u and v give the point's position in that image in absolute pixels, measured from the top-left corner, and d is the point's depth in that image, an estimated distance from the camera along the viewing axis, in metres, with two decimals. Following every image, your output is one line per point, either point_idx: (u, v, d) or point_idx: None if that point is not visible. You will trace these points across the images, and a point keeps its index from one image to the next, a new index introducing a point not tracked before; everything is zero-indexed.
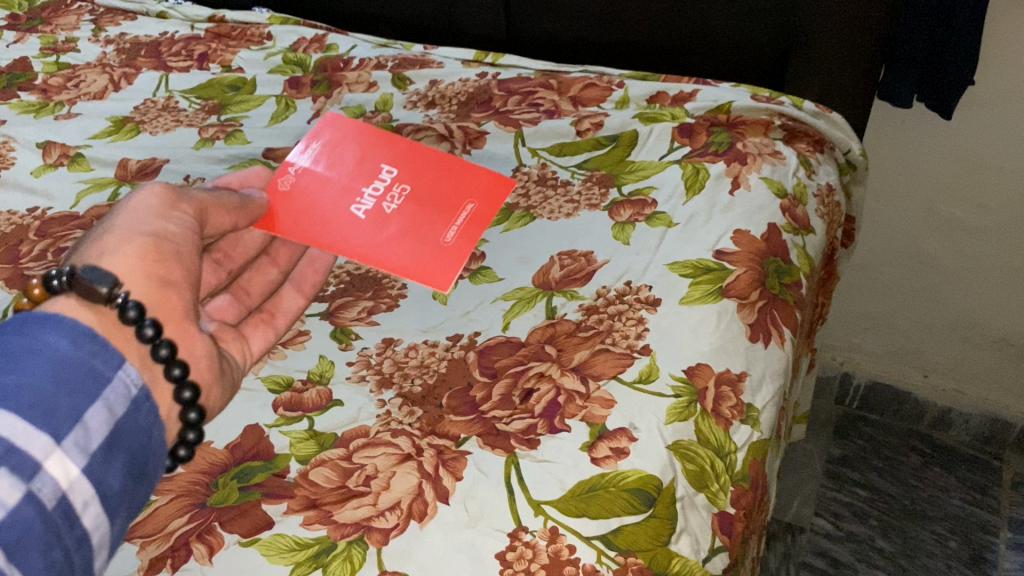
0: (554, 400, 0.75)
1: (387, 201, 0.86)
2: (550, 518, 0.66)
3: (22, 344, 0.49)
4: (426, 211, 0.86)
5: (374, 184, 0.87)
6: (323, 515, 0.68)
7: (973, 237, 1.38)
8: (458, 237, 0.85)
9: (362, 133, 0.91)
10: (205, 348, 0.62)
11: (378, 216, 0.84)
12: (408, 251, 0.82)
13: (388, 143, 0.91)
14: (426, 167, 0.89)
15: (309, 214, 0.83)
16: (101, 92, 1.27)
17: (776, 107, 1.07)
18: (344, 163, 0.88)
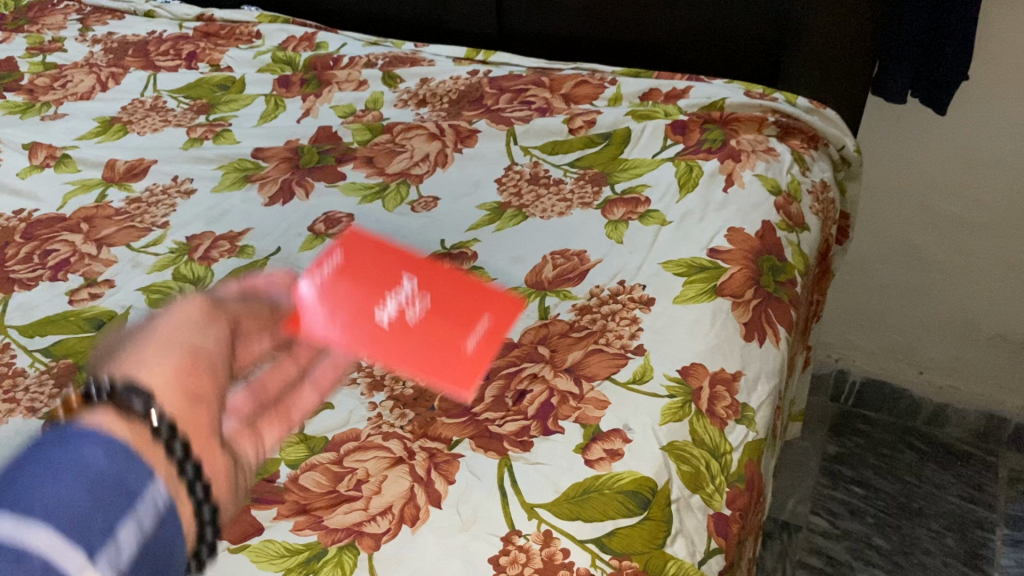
0: (548, 401, 0.75)
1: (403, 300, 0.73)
2: (544, 522, 0.65)
3: (48, 452, 0.36)
4: (444, 315, 0.72)
5: (395, 294, 0.72)
6: (314, 520, 0.67)
7: (968, 233, 1.37)
8: (481, 347, 0.71)
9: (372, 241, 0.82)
10: (233, 483, 0.46)
11: (396, 332, 0.69)
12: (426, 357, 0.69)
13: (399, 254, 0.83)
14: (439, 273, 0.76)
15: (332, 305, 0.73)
16: (88, 93, 1.26)
17: (770, 104, 1.06)
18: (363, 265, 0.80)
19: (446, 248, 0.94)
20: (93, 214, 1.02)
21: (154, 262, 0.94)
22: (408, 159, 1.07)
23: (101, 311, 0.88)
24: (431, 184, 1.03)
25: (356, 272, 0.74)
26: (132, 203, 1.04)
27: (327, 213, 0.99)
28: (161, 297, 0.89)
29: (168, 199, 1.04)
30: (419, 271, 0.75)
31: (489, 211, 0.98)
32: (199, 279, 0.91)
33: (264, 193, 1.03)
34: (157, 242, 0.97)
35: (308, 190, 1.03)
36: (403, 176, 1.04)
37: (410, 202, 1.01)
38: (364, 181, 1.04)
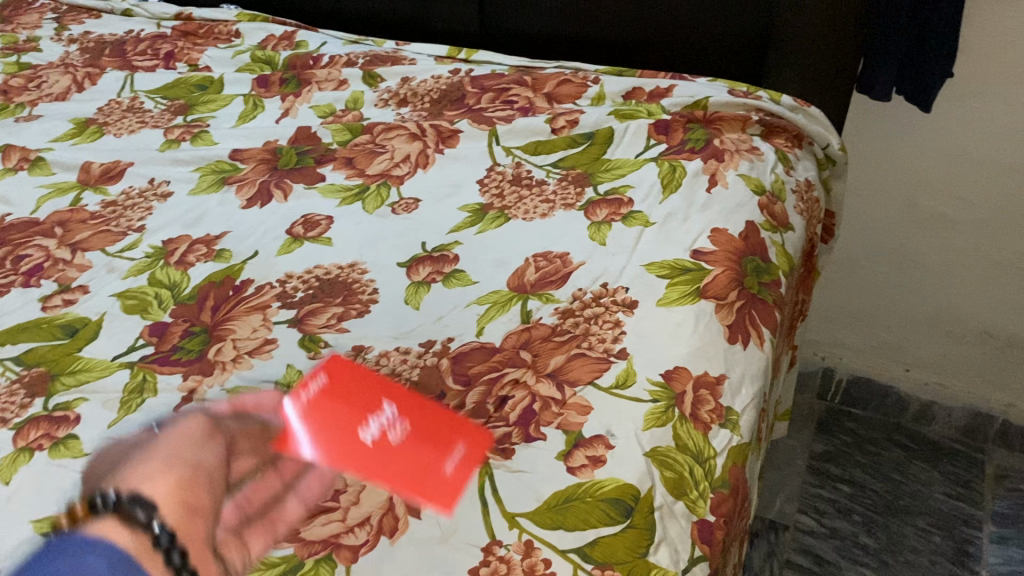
0: (529, 408, 0.73)
1: (389, 434, 0.73)
2: (525, 532, 0.64)
3: (69, 559, 0.52)
4: (425, 445, 0.72)
5: (378, 416, 0.75)
6: (291, 532, 0.66)
7: (954, 231, 1.37)
8: (460, 470, 0.68)
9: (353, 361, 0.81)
10: None
11: (374, 453, 0.71)
12: (406, 474, 0.69)
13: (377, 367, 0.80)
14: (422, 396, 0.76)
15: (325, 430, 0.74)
16: (63, 93, 1.24)
17: (753, 102, 1.05)
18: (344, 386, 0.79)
19: (427, 250, 0.92)
20: (67, 217, 1.01)
21: (130, 267, 0.93)
22: (389, 160, 1.05)
23: (75, 318, 0.87)
24: (412, 186, 1.02)
25: (344, 393, 0.77)
26: (108, 205, 1.02)
27: (306, 215, 0.98)
28: (137, 302, 0.88)
29: (144, 202, 1.02)
30: (397, 393, 0.77)
31: (471, 213, 0.97)
32: (176, 284, 0.90)
33: (242, 195, 1.02)
34: (133, 246, 0.96)
35: (286, 192, 1.02)
36: (384, 177, 1.03)
37: (391, 203, 0.99)
38: (344, 183, 1.03)
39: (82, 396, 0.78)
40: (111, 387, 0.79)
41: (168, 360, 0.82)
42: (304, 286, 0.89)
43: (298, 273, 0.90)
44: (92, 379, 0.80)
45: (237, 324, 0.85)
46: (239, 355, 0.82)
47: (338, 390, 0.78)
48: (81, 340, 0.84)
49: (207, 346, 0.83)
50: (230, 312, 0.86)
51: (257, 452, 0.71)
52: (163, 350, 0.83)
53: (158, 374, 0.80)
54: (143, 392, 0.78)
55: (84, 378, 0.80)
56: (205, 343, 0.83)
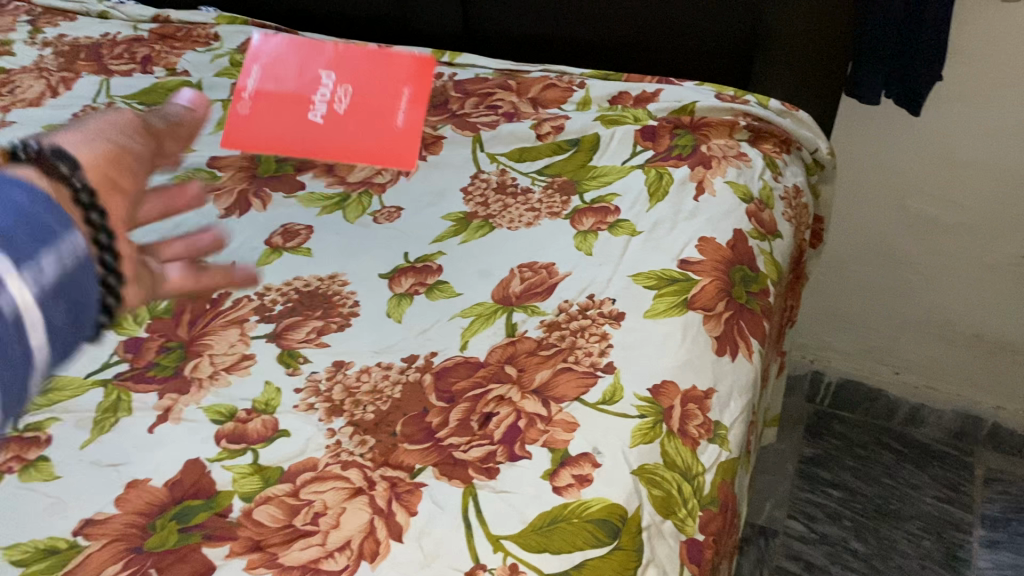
0: (515, 425, 0.72)
1: (336, 103, 1.06)
2: (510, 555, 0.62)
3: None
4: (370, 100, 1.06)
5: (321, 87, 1.07)
6: (268, 558, 0.64)
7: (944, 234, 1.36)
8: (410, 118, 1.06)
9: (296, 46, 1.10)
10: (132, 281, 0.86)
11: (329, 124, 1.06)
12: (371, 139, 1.04)
13: (315, 51, 1.10)
14: (357, 65, 1.08)
15: (276, 125, 1.06)
16: (37, 99, 1.22)
17: (741, 107, 1.03)
18: (287, 74, 1.08)
19: (410, 261, 0.90)
20: None
21: None
22: (370, 168, 1.04)
23: None
24: (395, 194, 1.00)
25: (279, 70, 1.09)
26: None
27: (284, 226, 0.97)
28: None
29: None
30: (333, 62, 1.08)
31: (455, 222, 0.95)
32: None
33: (220, 204, 1.01)
34: None
35: (265, 201, 1.01)
36: (365, 186, 1.02)
37: (372, 212, 0.98)
38: (324, 191, 1.02)
39: (54, 417, 0.77)
40: (84, 406, 0.78)
41: (143, 378, 0.80)
42: (282, 299, 0.87)
43: (277, 285, 0.89)
44: (64, 397, 0.79)
45: (214, 339, 0.83)
46: (217, 371, 0.80)
47: (269, 74, 1.09)
48: None
49: (183, 361, 0.82)
50: (207, 326, 0.85)
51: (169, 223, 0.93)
52: (138, 366, 0.82)
53: (133, 393, 0.79)
54: (117, 412, 0.77)
55: (57, 397, 0.79)
56: (181, 359, 0.82)
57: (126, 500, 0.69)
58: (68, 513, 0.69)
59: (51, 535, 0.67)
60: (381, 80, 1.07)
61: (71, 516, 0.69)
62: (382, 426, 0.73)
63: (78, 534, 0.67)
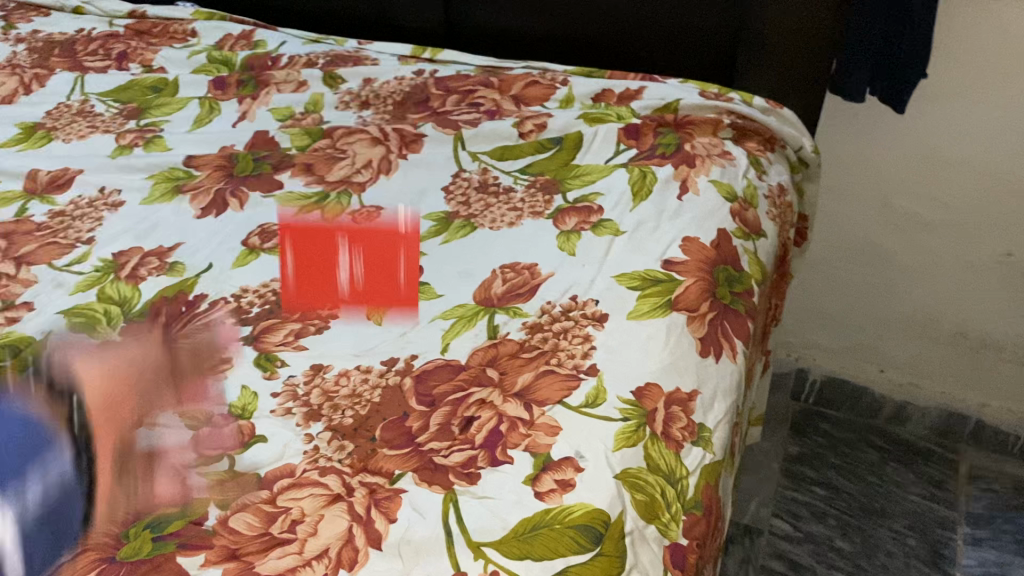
0: (496, 429, 0.70)
1: (352, 272, 0.88)
2: (491, 562, 0.61)
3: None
4: (377, 273, 0.87)
5: (343, 265, 0.89)
6: (244, 566, 0.62)
7: (929, 232, 1.36)
8: (408, 280, 0.87)
9: (320, 230, 0.94)
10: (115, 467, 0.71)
11: (335, 290, 0.86)
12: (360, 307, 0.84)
13: (348, 238, 0.93)
14: (380, 242, 0.92)
15: (310, 258, 0.90)
16: (10, 96, 1.20)
17: (725, 105, 1.02)
18: (303, 265, 0.90)
19: (390, 261, 0.89)
20: (12, 229, 0.98)
21: (78, 282, 0.91)
22: (350, 167, 1.02)
23: (18, 337, 0.84)
24: (375, 194, 0.98)
25: (305, 256, 0.91)
26: (55, 216, 1.00)
27: (262, 225, 0.95)
28: (84, 320, 0.86)
29: (95, 212, 1.00)
30: (357, 242, 0.92)
31: (436, 222, 0.93)
32: (125, 300, 0.88)
33: (196, 203, 0.99)
34: (82, 259, 0.94)
35: (243, 200, 0.99)
36: (345, 184, 1.00)
37: (352, 212, 0.96)
38: (303, 190, 1.00)
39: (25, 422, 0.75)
40: (56, 411, 0.76)
41: (117, 382, 0.79)
42: (260, 301, 0.86)
43: (254, 287, 0.87)
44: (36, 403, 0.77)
45: (189, 343, 0.82)
46: (193, 376, 0.79)
47: (298, 242, 0.93)
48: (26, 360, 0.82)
49: (158, 366, 0.80)
50: (183, 329, 0.83)
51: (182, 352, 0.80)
52: (112, 371, 0.80)
53: (107, 398, 0.77)
54: (90, 417, 0.75)
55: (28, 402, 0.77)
56: (156, 363, 0.80)
57: (98, 508, 0.68)
58: (38, 522, 0.67)
59: (20, 545, 0.66)
60: (394, 263, 0.89)
61: (42, 525, 0.67)
62: (363, 432, 0.72)
63: (49, 544, 0.65)
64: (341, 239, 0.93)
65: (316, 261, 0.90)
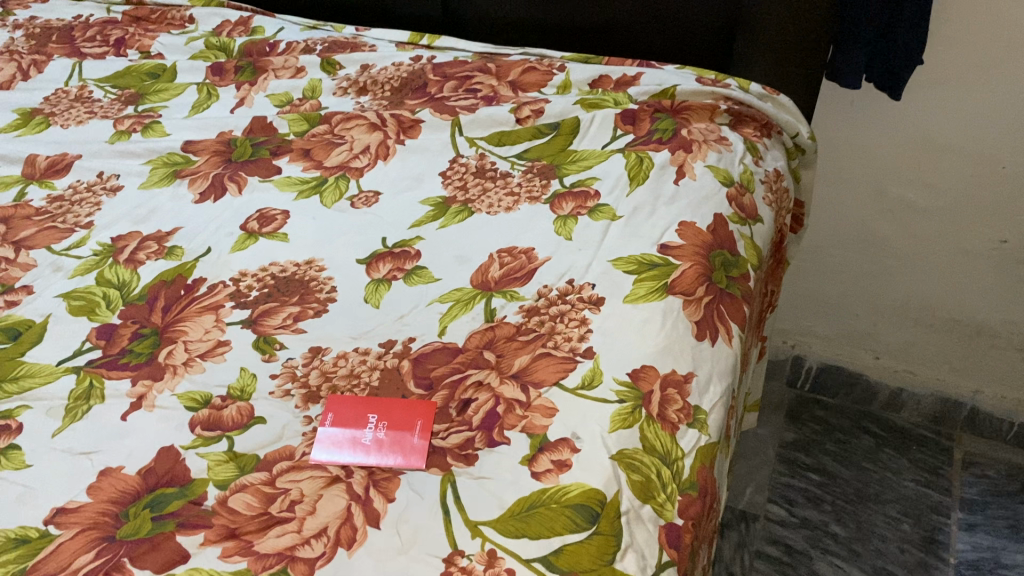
0: (493, 411, 0.71)
1: (370, 435, 0.70)
2: (488, 541, 0.61)
3: None
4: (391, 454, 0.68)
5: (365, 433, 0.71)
6: (243, 545, 0.63)
7: (924, 219, 1.36)
8: (421, 451, 0.69)
9: (354, 397, 0.74)
10: None
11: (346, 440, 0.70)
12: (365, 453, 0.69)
13: (391, 406, 0.73)
14: (406, 432, 0.70)
15: (346, 406, 0.73)
16: (8, 82, 1.21)
17: (722, 90, 1.03)
18: (325, 437, 0.71)
19: (388, 246, 0.89)
20: (11, 213, 0.99)
21: (77, 266, 0.91)
22: (348, 152, 1.03)
23: (18, 321, 0.85)
24: (373, 178, 0.99)
25: (337, 418, 0.72)
26: (54, 200, 1.00)
27: (261, 210, 0.96)
28: (83, 304, 0.86)
29: (92, 196, 1.00)
30: (391, 411, 0.72)
31: (433, 207, 0.94)
32: (124, 284, 0.88)
33: (195, 188, 1.00)
34: (81, 243, 0.94)
35: (241, 185, 0.99)
36: (343, 169, 1.00)
37: (350, 196, 0.97)
38: (300, 175, 1.00)
39: (25, 404, 0.76)
40: (56, 393, 0.76)
41: (116, 364, 0.79)
42: (258, 284, 0.86)
43: (253, 270, 0.88)
44: (35, 385, 0.78)
45: (188, 326, 0.82)
46: (192, 358, 0.79)
47: (335, 399, 0.74)
48: (25, 343, 0.82)
49: (157, 348, 0.81)
50: (182, 312, 0.84)
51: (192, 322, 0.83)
52: (111, 353, 0.80)
53: (106, 379, 0.78)
54: (89, 399, 0.76)
55: (28, 384, 0.78)
56: (155, 345, 0.81)
57: (98, 488, 0.68)
58: (39, 502, 0.68)
59: (21, 524, 0.66)
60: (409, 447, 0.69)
61: (42, 504, 0.68)
62: (362, 416, 0.72)
63: (49, 523, 0.66)
64: (376, 411, 0.73)
65: (343, 417, 0.72)
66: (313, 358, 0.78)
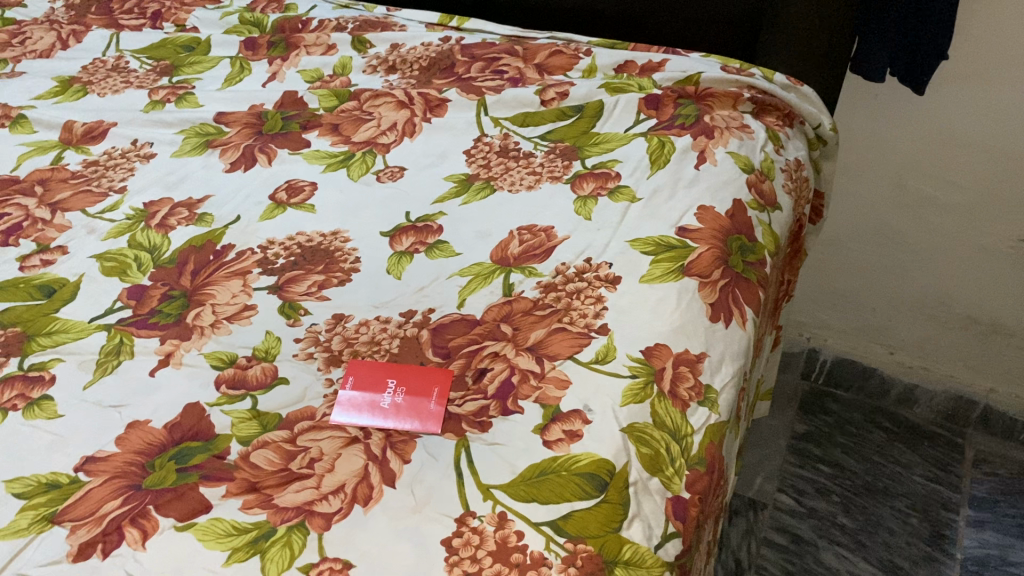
0: (508, 380, 0.73)
1: (388, 399, 0.72)
2: (499, 504, 0.63)
3: None
4: (407, 418, 0.71)
5: (384, 397, 0.73)
6: (263, 499, 0.65)
7: (944, 215, 1.37)
8: (437, 416, 0.71)
9: (377, 364, 0.76)
10: None
11: (364, 404, 0.72)
12: (382, 416, 0.71)
13: (411, 373, 0.75)
14: (424, 397, 0.72)
15: (368, 372, 0.75)
16: (47, 51, 1.24)
17: (746, 79, 1.04)
18: (345, 400, 0.73)
19: (411, 220, 0.92)
20: (49, 176, 1.02)
21: (110, 229, 0.94)
22: (375, 128, 1.05)
23: (53, 278, 0.88)
24: (398, 155, 1.01)
25: (359, 382, 0.74)
26: (89, 165, 1.04)
27: (289, 181, 0.98)
28: (116, 265, 0.89)
29: (126, 162, 1.03)
30: (410, 377, 0.74)
31: (456, 183, 0.96)
32: (155, 247, 0.91)
33: (225, 158, 1.03)
34: (115, 207, 0.97)
35: (271, 156, 1.02)
36: (370, 145, 1.03)
37: (375, 171, 0.99)
38: (328, 149, 1.03)
39: (58, 357, 0.79)
40: (87, 348, 0.79)
41: (146, 324, 0.82)
42: (285, 252, 0.89)
43: (280, 239, 0.90)
44: (68, 340, 0.81)
45: (216, 289, 0.85)
46: (218, 320, 0.82)
47: (358, 365, 0.76)
48: (59, 299, 0.85)
49: (186, 310, 0.83)
50: (210, 277, 0.87)
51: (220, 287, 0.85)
52: (141, 312, 0.83)
53: (136, 337, 0.80)
54: (119, 355, 0.79)
55: (62, 339, 0.81)
56: (184, 307, 0.84)
57: (126, 439, 0.71)
58: (70, 450, 0.70)
59: (53, 470, 0.69)
60: (425, 411, 0.71)
61: (73, 452, 0.70)
62: (381, 380, 0.74)
63: (79, 470, 0.69)
64: (396, 375, 0.75)
65: (364, 381, 0.74)
66: (334, 327, 0.80)
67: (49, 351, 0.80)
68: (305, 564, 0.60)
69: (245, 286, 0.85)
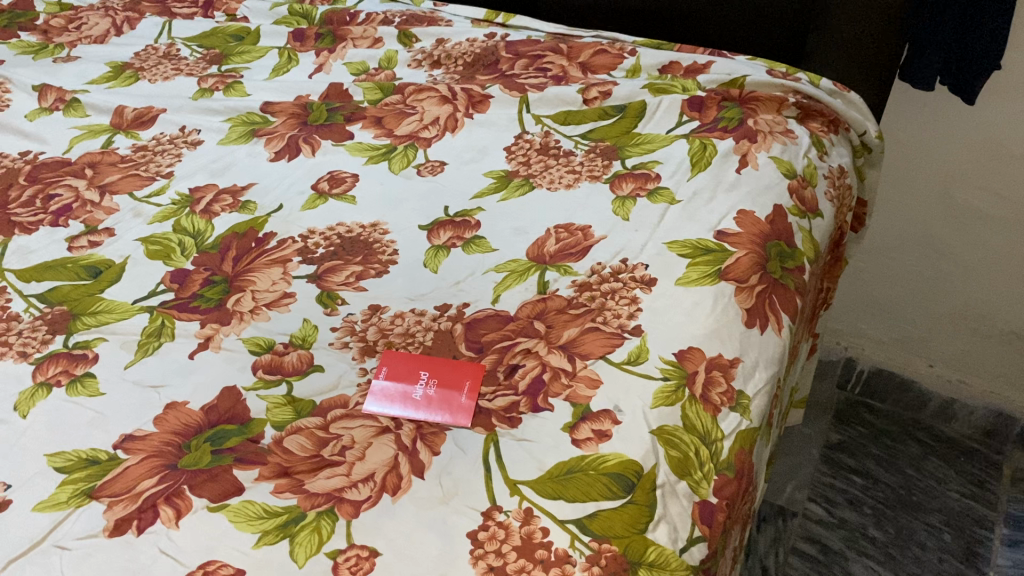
0: (539, 377, 0.73)
1: (420, 390, 0.73)
2: (526, 499, 0.63)
3: None
4: (438, 409, 0.71)
5: (416, 389, 0.74)
6: (295, 484, 0.66)
7: (990, 227, 1.35)
8: (466, 409, 0.71)
9: (411, 357, 0.77)
10: None
11: (396, 395, 0.73)
12: (413, 408, 0.72)
13: (444, 366, 0.75)
14: (456, 391, 0.73)
15: (402, 363, 0.76)
16: (102, 37, 1.27)
17: (791, 84, 1.03)
18: (378, 390, 0.74)
19: (449, 215, 0.92)
20: (98, 159, 1.05)
21: (156, 213, 0.96)
22: (417, 122, 1.06)
23: (100, 259, 0.90)
24: (440, 149, 1.02)
25: (392, 374, 0.75)
26: (138, 150, 1.06)
27: (331, 172, 1.00)
28: (160, 249, 0.91)
29: (174, 148, 1.06)
30: (442, 369, 0.75)
31: (496, 179, 0.97)
32: (199, 233, 0.93)
33: (271, 147, 1.04)
34: (161, 192, 0.99)
35: (314, 147, 1.03)
36: (412, 138, 1.04)
37: (416, 164, 1.00)
38: (371, 142, 1.04)
39: (102, 337, 0.81)
40: (130, 329, 0.81)
41: (187, 307, 0.84)
42: (325, 242, 0.90)
43: (321, 228, 0.92)
44: (112, 320, 0.83)
45: (257, 276, 0.86)
46: (258, 307, 0.83)
47: (393, 357, 0.77)
48: (104, 281, 0.87)
49: (226, 295, 0.85)
50: (252, 263, 0.88)
51: (261, 274, 0.87)
52: (182, 296, 0.85)
53: (177, 320, 0.82)
54: (160, 337, 0.80)
55: (105, 319, 0.83)
56: (225, 292, 0.85)
57: (165, 419, 0.73)
58: (109, 428, 0.72)
59: (93, 446, 0.71)
60: (455, 405, 0.71)
61: (113, 430, 0.72)
62: (414, 371, 0.75)
63: (118, 448, 0.70)
64: (429, 368, 0.75)
65: (398, 373, 0.75)
66: (370, 318, 0.81)
67: (92, 330, 0.82)
68: (332, 550, 0.61)
69: (283, 274, 0.87)
